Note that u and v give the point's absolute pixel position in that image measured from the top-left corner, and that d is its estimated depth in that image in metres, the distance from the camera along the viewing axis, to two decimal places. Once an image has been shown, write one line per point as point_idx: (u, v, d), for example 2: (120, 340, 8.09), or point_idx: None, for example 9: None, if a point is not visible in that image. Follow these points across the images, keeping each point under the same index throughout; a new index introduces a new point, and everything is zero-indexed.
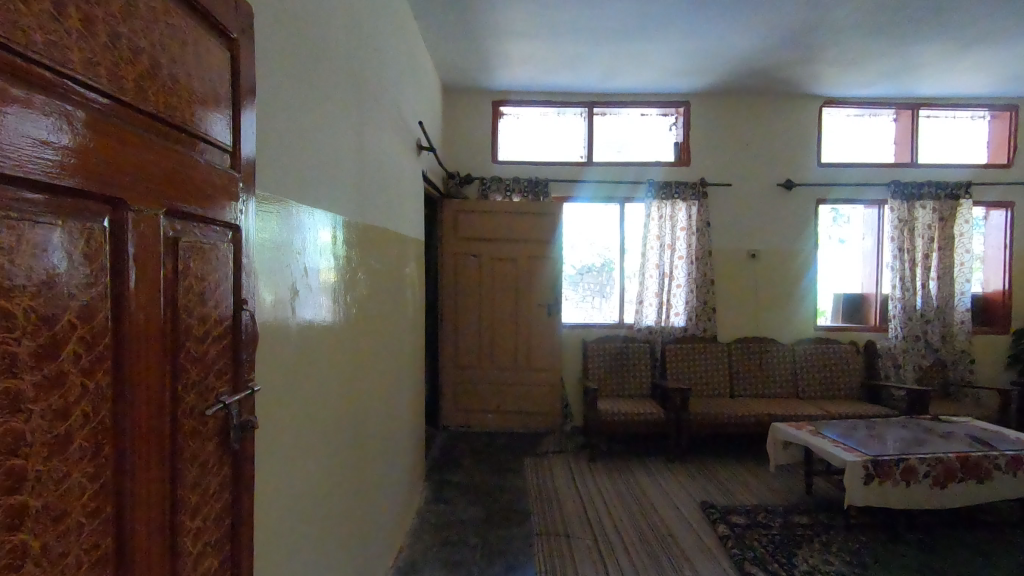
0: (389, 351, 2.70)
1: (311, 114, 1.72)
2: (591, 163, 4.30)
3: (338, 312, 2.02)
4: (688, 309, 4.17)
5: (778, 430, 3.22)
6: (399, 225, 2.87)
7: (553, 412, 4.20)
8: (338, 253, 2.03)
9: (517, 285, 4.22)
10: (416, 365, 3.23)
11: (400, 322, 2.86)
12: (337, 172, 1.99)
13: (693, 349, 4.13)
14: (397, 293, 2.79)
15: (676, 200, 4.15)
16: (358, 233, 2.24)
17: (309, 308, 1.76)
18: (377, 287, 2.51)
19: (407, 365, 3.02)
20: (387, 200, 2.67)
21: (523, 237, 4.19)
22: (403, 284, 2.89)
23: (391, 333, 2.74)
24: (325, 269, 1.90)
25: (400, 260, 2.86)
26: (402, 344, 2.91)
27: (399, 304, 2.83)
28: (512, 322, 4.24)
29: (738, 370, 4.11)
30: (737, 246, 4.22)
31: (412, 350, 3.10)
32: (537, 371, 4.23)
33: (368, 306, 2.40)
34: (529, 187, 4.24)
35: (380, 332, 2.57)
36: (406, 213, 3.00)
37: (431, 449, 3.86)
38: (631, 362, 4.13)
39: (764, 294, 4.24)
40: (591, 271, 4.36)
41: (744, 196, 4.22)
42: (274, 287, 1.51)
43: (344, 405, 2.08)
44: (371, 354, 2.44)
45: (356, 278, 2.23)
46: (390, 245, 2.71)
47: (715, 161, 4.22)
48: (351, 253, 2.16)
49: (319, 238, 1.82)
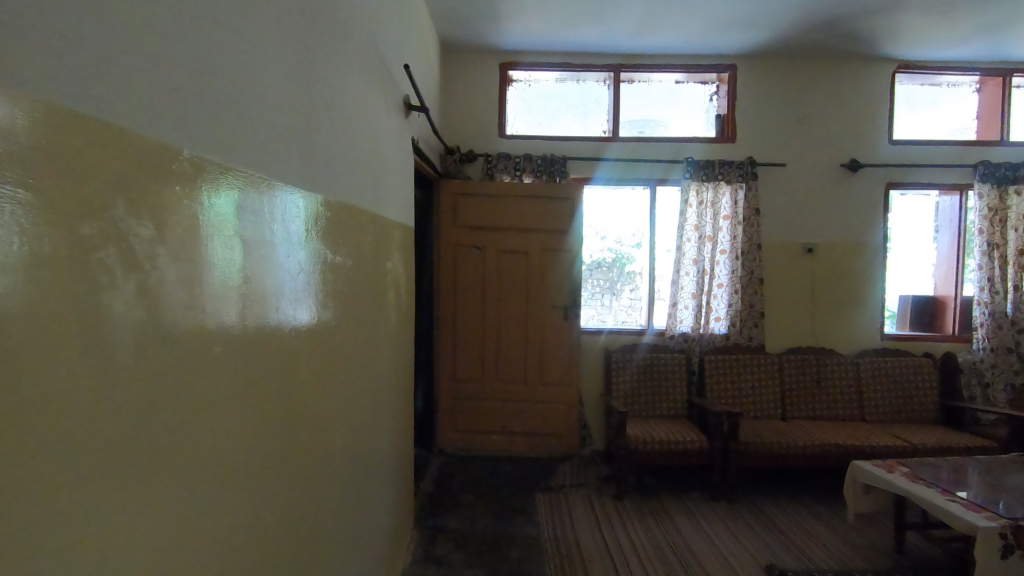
0: (367, 373, 2.03)
1: (246, 17, 1.06)
2: (616, 139, 3.61)
3: (298, 326, 1.36)
4: (731, 313, 3.51)
5: (859, 470, 2.54)
6: (380, 205, 2.20)
7: (569, 435, 3.55)
8: (310, 241, 1.42)
9: (529, 283, 3.55)
10: (405, 384, 2.59)
11: (382, 333, 2.19)
12: (295, 122, 1.33)
13: (741, 361, 3.47)
14: (378, 298, 2.13)
15: (719, 182, 3.47)
16: (326, 218, 1.58)
17: (268, 304, 1.15)
18: (353, 290, 1.85)
19: (392, 385, 2.37)
20: (365, 171, 2.00)
21: (535, 225, 3.52)
22: (386, 283, 2.22)
23: (370, 349, 2.06)
24: (300, 263, 1.34)
25: (383, 253, 2.19)
26: (383, 360, 2.23)
27: (380, 311, 2.16)
28: (522, 326, 3.57)
29: (795, 386, 3.44)
30: (790, 238, 3.54)
31: (397, 366, 2.44)
32: (551, 384, 3.57)
33: (340, 316, 1.73)
34: (542, 166, 3.56)
35: (356, 348, 1.90)
36: (392, 192, 2.34)
37: (423, 481, 3.21)
38: (663, 375, 3.48)
39: (822, 296, 3.55)
40: (602, 266, 3.68)
41: (802, 178, 3.52)
42: (223, 258, 0.93)
43: (304, 457, 1.42)
44: (342, 382, 1.77)
45: (323, 282, 1.56)
46: (370, 232, 2.04)
47: (766, 137, 3.53)
48: (317, 241, 1.50)
49: (296, 220, 1.30)
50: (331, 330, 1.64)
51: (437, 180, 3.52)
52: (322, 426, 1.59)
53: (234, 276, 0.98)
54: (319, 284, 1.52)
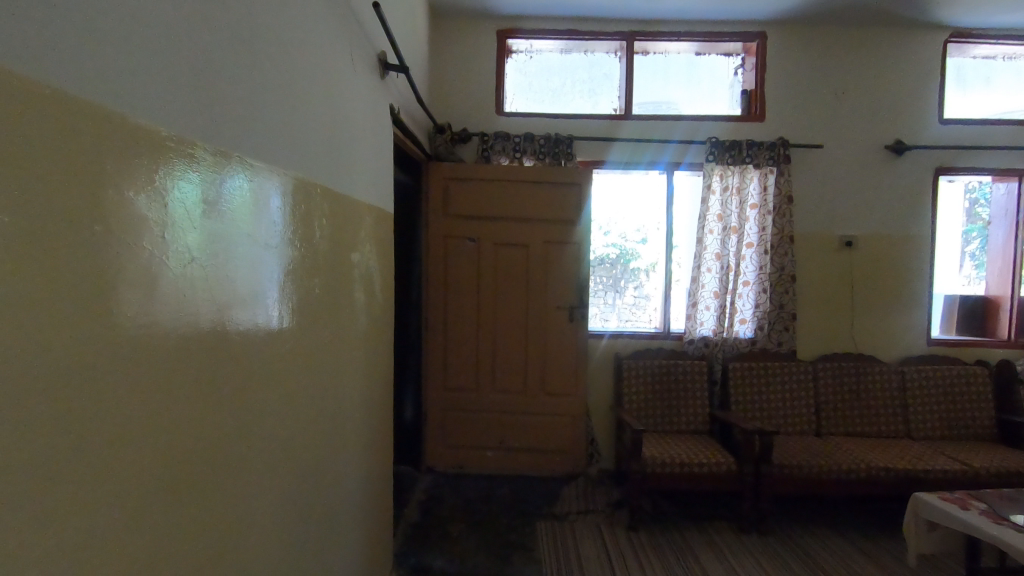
0: (332, 392, 1.63)
1: None
2: (629, 116, 3.20)
3: (258, 327, 1.11)
4: (758, 315, 3.11)
5: (923, 504, 2.13)
6: (350, 184, 1.78)
7: (575, 451, 3.15)
8: (276, 224, 1.20)
9: (529, 279, 3.14)
10: (382, 399, 2.18)
11: (352, 341, 1.78)
12: (212, 47, 0.92)
13: (770, 370, 3.07)
14: (347, 297, 1.71)
15: (747, 166, 3.05)
16: (280, 197, 1.24)
17: (240, 292, 1.01)
18: (313, 289, 1.45)
19: (365, 404, 1.95)
20: (329, 139, 1.59)
21: (538, 214, 3.10)
22: (359, 280, 1.81)
23: (335, 363, 1.65)
24: (266, 252, 1.15)
25: (355, 241, 1.77)
26: (353, 373, 1.82)
27: (349, 314, 1.74)
28: (522, 329, 3.16)
29: (831, 398, 3.04)
30: (826, 230, 3.12)
31: (372, 378, 2.03)
32: (554, 394, 3.16)
33: (293, 322, 1.32)
34: (546, 147, 3.14)
35: (317, 363, 1.49)
36: (365, 169, 1.92)
37: (407, 507, 2.80)
38: (682, 385, 3.07)
39: (861, 295, 3.14)
40: (606, 262, 3.26)
41: (840, 161, 3.10)
42: (193, 257, 0.84)
43: (242, 526, 1.01)
44: (299, 407, 1.36)
45: (278, 280, 1.23)
46: (337, 217, 1.63)
47: (800, 115, 3.11)
48: (274, 223, 1.19)
49: (263, 205, 1.13)
50: (278, 343, 1.23)
51: (426, 164, 3.11)
52: (272, 474, 1.18)
53: (210, 270, 0.89)
54: (273, 281, 1.20)
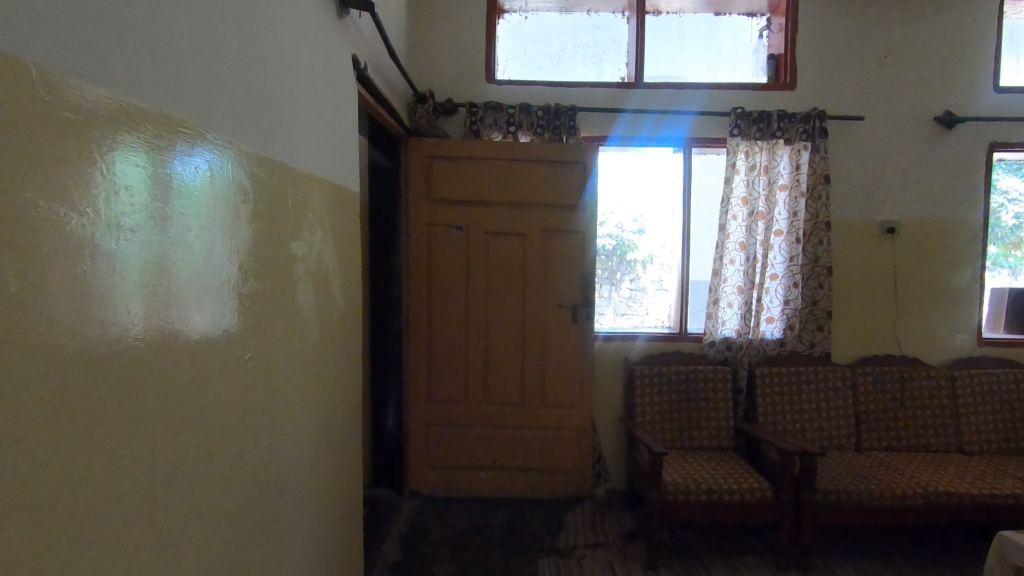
0: (271, 432, 1.19)
1: None
2: (639, 84, 2.77)
3: (208, 324, 0.93)
4: (788, 313, 2.72)
5: (1011, 544, 1.75)
6: (297, 152, 1.34)
7: (580, 470, 2.76)
8: (231, 200, 1.02)
9: (526, 274, 2.72)
10: (348, 426, 1.75)
11: (300, 359, 1.34)
12: None
13: (802, 376, 2.69)
14: (290, 301, 1.27)
15: (777, 141, 2.64)
16: (229, 169, 1.01)
17: (187, 282, 0.86)
18: (236, 293, 1.03)
19: (322, 437, 1.52)
20: (259, 82, 1.14)
21: (535, 198, 2.67)
22: (310, 277, 1.37)
23: (274, 393, 1.21)
24: (221, 234, 0.98)
25: (303, 224, 1.33)
26: (304, 401, 1.38)
27: (296, 323, 1.30)
28: (519, 331, 2.74)
29: (872, 408, 2.66)
30: (866, 214, 2.72)
31: (332, 403, 1.59)
32: (556, 406, 2.76)
33: (189, 345, 0.87)
34: (544, 120, 2.70)
35: (241, 397, 1.05)
36: (319, 132, 1.48)
37: (387, 543, 2.38)
38: (702, 393, 2.68)
39: (905, 289, 2.75)
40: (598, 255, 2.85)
41: (883, 135, 2.70)
42: (143, 258, 0.74)
43: None
44: (207, 469, 0.92)
45: (227, 270, 1.00)
46: (274, 194, 1.19)
47: (836, 82, 2.70)
48: (227, 198, 1.00)
49: (216, 181, 0.96)
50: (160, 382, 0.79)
51: (406, 139, 2.67)
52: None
53: (161, 268, 0.78)
54: (225, 271, 1.00)
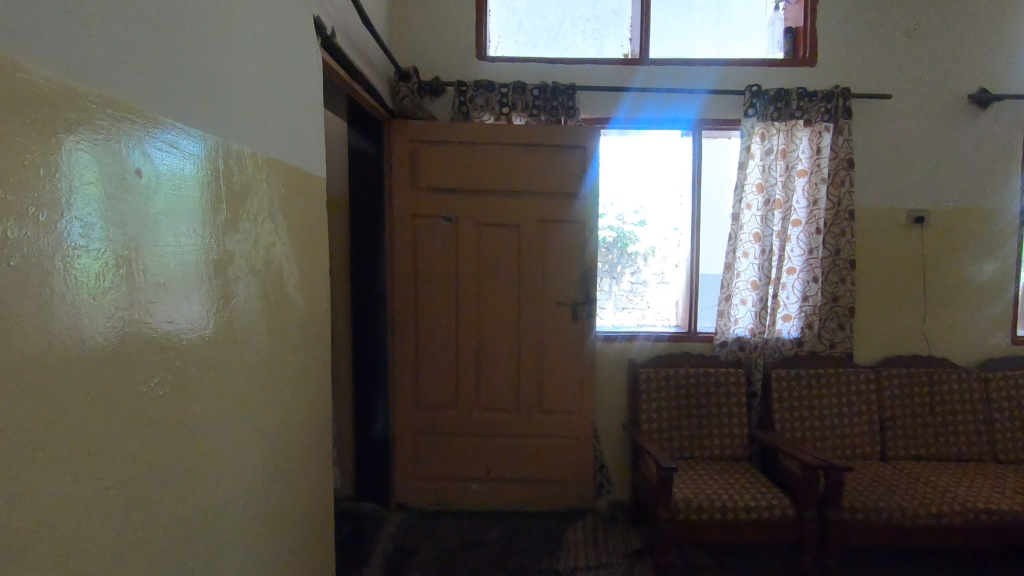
0: (202, 469, 0.96)
1: None
2: (643, 61, 2.53)
3: (148, 324, 0.82)
4: (807, 311, 2.50)
5: None
6: (245, 125, 1.11)
7: (580, 482, 2.55)
8: (199, 185, 0.95)
9: (521, 269, 2.49)
10: (317, 445, 1.53)
11: (245, 375, 1.11)
12: None
13: (822, 379, 2.47)
14: (227, 307, 1.04)
15: (795, 122, 2.40)
16: (188, 153, 0.91)
17: (106, 279, 0.73)
18: (195, 290, 0.93)
19: (281, 464, 1.29)
20: (183, 32, 0.91)
21: (531, 186, 2.44)
22: (255, 276, 1.14)
23: (204, 421, 0.97)
24: (187, 225, 0.91)
25: (244, 211, 1.09)
26: (254, 425, 1.15)
27: (236, 333, 1.07)
28: (513, 331, 2.52)
29: (898, 413, 2.44)
30: (892, 202, 2.49)
31: (294, 422, 1.37)
32: (554, 412, 2.54)
33: (20, 379, 0.61)
34: (540, 99, 2.46)
35: (143, 435, 0.81)
36: (275, 103, 1.25)
37: (368, 566, 2.16)
38: (712, 398, 2.47)
39: (932, 284, 2.53)
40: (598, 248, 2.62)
41: (911, 116, 2.47)
42: (90, 267, 0.70)
43: None
44: (70, 540, 0.68)
45: (174, 261, 0.88)
46: (211, 178, 0.98)
47: (860, 57, 2.46)
48: (192, 185, 0.93)
49: (177, 168, 0.88)
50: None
51: (389, 122, 2.43)
52: None
53: (88, 264, 0.70)
54: (174, 263, 0.88)
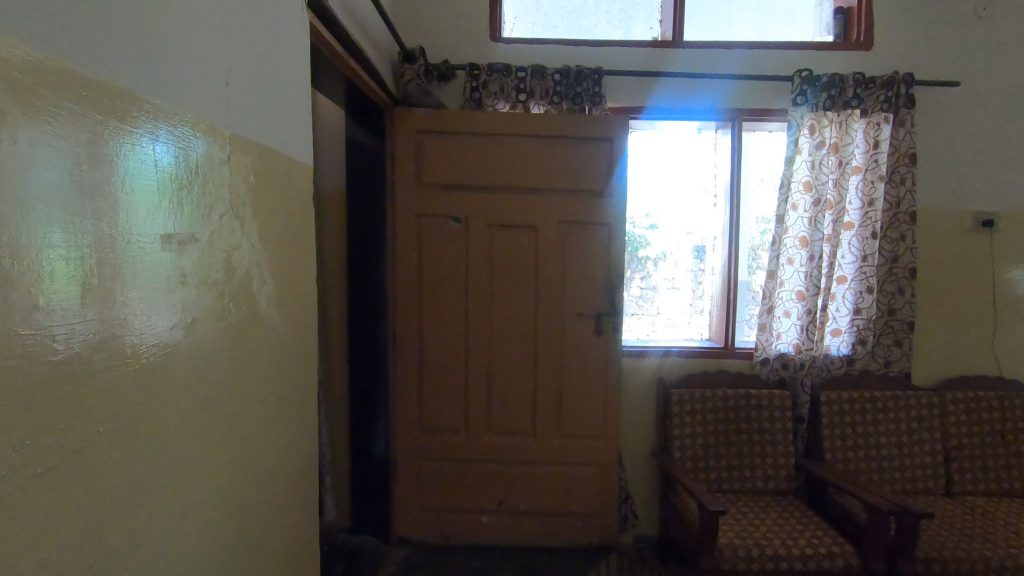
0: (139, 558, 0.69)
1: None
2: (678, 43, 2.26)
3: (117, 344, 0.66)
4: (859, 325, 2.22)
5: None
6: (212, 89, 0.85)
7: (603, 515, 2.27)
8: (185, 179, 0.79)
9: (538, 276, 2.22)
10: (309, 491, 1.26)
11: (203, 419, 0.83)
12: None
13: (877, 402, 2.19)
14: (181, 329, 0.78)
15: (850, 112, 2.13)
16: (169, 141, 0.75)
17: (23, 299, 0.53)
18: (178, 302, 0.77)
19: (259, 525, 1.02)
20: None
21: (551, 183, 2.17)
22: (221, 286, 0.87)
23: (129, 497, 0.68)
24: (173, 224, 0.76)
25: (188, 203, 0.79)
26: (218, 482, 0.88)
27: (192, 363, 0.80)
28: (529, 345, 2.25)
29: (964, 443, 2.16)
30: (958, 203, 2.21)
31: (277, 469, 1.09)
32: (574, 435, 2.27)
33: None
34: (562, 85, 2.19)
35: (16, 538, 0.52)
36: (251, 64, 0.97)
37: None
38: (751, 422, 2.19)
39: (1003, 296, 2.25)
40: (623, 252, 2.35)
41: (980, 107, 2.19)
42: (47, 276, 0.56)
43: None
44: None
45: (100, 270, 0.63)
46: (177, 163, 0.77)
47: (924, 40, 2.18)
48: (175, 178, 0.77)
49: (159, 157, 0.74)
50: None
51: (392, 109, 2.17)
52: None
53: (45, 270, 0.56)
54: (64, 276, 0.58)
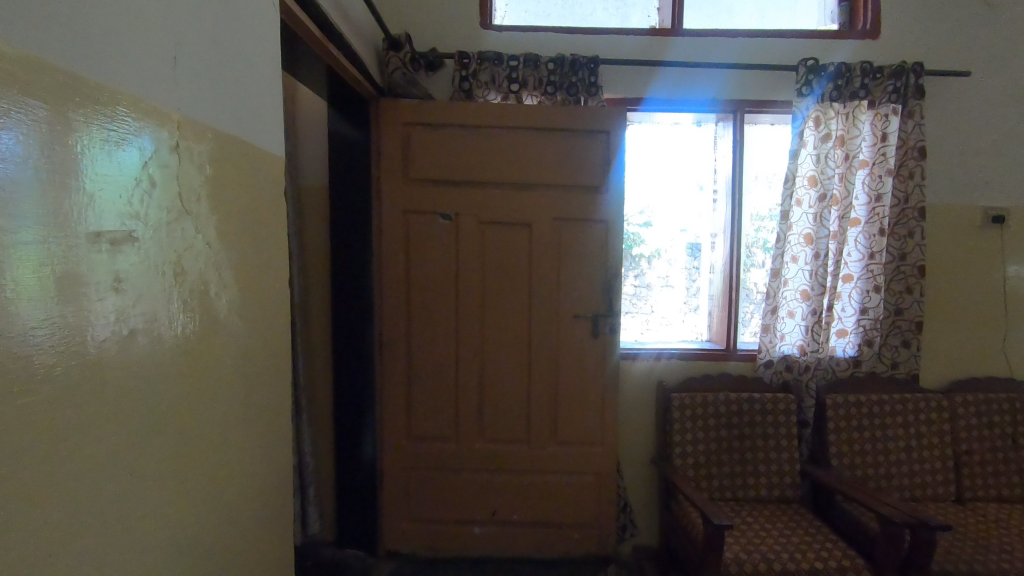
0: None
1: None
2: (678, 31, 2.16)
3: (59, 360, 0.57)
4: (866, 325, 2.13)
5: None
6: (167, 70, 0.75)
7: (602, 526, 2.17)
8: (143, 175, 0.70)
9: (532, 276, 2.11)
10: (286, 513, 1.15)
11: (154, 444, 0.73)
12: None
13: (886, 406, 2.10)
14: (133, 343, 0.68)
15: (857, 103, 2.04)
16: (123, 131, 0.67)
17: None
18: (130, 312, 0.68)
19: (226, 560, 0.91)
20: None
21: (546, 178, 2.07)
22: (178, 293, 0.77)
23: (49, 545, 0.56)
24: (129, 225, 0.68)
25: (128, 194, 0.68)
26: (174, 515, 0.77)
27: (140, 380, 0.70)
28: (523, 348, 2.15)
29: (975, 447, 2.08)
30: (968, 198, 2.13)
31: (247, 493, 0.98)
32: (570, 443, 2.17)
33: None
34: (557, 75, 2.08)
35: None
36: (211, 41, 0.86)
37: None
38: (755, 427, 2.10)
39: (1014, 295, 2.17)
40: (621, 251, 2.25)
41: (991, 99, 2.11)
42: None
43: None
44: None
45: (37, 275, 0.55)
46: (127, 154, 0.68)
47: (933, 29, 2.10)
48: (132, 172, 0.68)
49: (111, 148, 0.65)
50: None
51: (378, 101, 2.05)
52: None
53: None
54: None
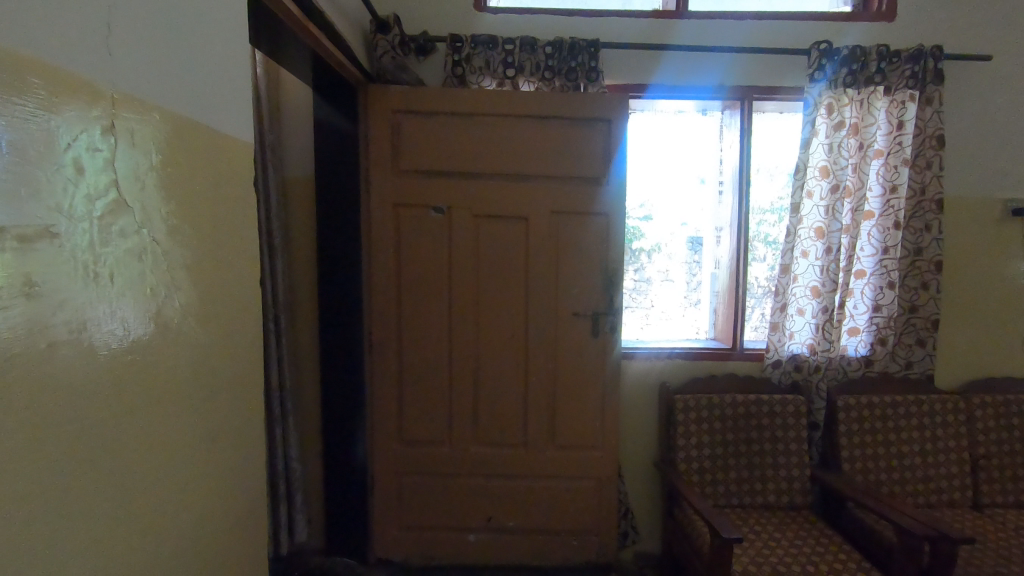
0: None
1: None
2: (684, 13, 2.04)
3: None
4: (879, 323, 2.03)
5: None
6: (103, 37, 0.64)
7: (602, 534, 2.08)
8: (69, 157, 0.60)
9: (530, 272, 2.01)
10: (259, 534, 1.05)
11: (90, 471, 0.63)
12: None
13: (900, 408, 2.01)
14: (58, 353, 0.58)
15: (873, 89, 1.93)
16: (43, 103, 0.56)
17: None
18: (54, 317, 0.57)
19: None
20: None
21: (544, 169, 1.96)
22: (118, 295, 0.67)
23: None
24: (49, 214, 0.57)
25: (50, 179, 0.57)
26: (118, 551, 0.67)
27: (70, 398, 0.60)
28: (520, 348, 2.05)
29: (993, 451, 1.99)
30: (988, 190, 2.02)
31: (211, 517, 0.88)
32: (569, 446, 2.07)
33: None
34: (555, 60, 1.97)
35: None
36: (162, 8, 0.75)
37: None
38: (763, 431, 2.00)
39: None
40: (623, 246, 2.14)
41: (1013, 85, 2.00)
42: None
43: None
44: None
45: None
46: (47, 132, 0.57)
47: (953, 11, 1.99)
48: (54, 153, 0.58)
49: (28, 124, 0.54)
50: None
51: (366, 87, 1.94)
52: None
53: None
54: None
